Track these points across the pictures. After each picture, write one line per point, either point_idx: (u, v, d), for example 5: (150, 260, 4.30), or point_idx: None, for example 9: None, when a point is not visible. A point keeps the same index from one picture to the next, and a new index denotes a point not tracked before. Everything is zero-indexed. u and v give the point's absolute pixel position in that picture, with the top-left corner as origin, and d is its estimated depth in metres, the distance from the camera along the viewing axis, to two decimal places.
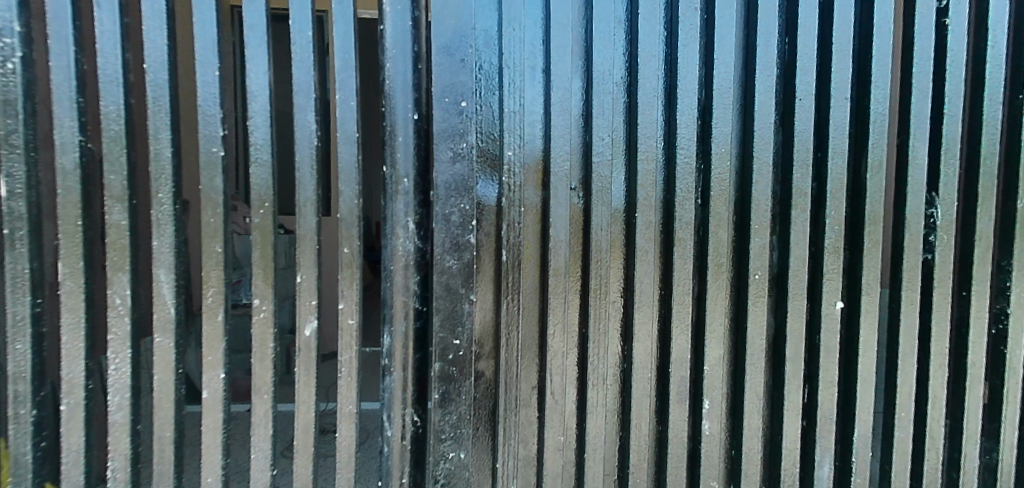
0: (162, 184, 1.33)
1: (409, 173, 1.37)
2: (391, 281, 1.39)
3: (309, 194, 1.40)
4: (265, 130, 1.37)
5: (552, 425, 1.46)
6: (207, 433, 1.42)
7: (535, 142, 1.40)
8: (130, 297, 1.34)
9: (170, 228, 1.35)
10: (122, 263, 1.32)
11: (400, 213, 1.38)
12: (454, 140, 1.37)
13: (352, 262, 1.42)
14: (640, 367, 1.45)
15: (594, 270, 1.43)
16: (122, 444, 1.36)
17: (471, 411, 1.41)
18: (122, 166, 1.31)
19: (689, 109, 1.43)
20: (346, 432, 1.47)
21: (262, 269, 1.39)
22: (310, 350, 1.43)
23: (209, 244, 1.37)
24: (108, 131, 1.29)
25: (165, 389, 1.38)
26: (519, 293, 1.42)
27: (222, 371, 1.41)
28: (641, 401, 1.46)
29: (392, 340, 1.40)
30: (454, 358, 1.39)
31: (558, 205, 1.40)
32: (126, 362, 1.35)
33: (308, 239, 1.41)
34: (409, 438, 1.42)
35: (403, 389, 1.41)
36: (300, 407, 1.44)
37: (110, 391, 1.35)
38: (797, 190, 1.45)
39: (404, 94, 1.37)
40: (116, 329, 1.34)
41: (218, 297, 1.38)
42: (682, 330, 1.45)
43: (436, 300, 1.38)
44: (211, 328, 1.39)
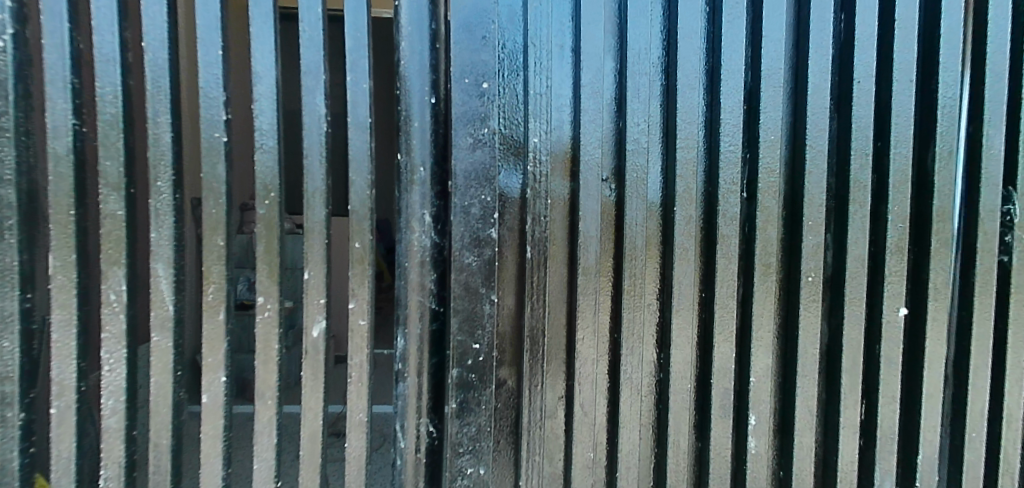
0: (161, 172, 1.24)
1: (426, 161, 1.26)
2: (406, 278, 1.27)
3: (318, 184, 1.29)
4: (271, 113, 1.27)
5: (580, 439, 1.32)
6: (206, 442, 1.31)
7: (563, 128, 1.29)
8: (125, 293, 1.25)
9: (169, 219, 1.25)
10: (117, 256, 1.23)
11: (416, 205, 1.27)
12: (474, 125, 1.25)
13: (364, 257, 1.31)
14: (678, 379, 1.31)
15: (627, 268, 1.29)
16: (115, 451, 1.26)
17: (491, 422, 1.28)
18: (118, 151, 1.21)
19: (735, 91, 1.29)
20: (356, 444, 1.35)
21: (267, 265, 1.29)
22: (317, 353, 1.32)
23: (211, 238, 1.27)
24: (103, 114, 1.20)
25: (162, 393, 1.28)
26: (545, 293, 1.29)
27: (223, 375, 1.30)
28: (679, 415, 1.32)
29: (406, 343, 1.28)
30: (474, 364, 1.26)
31: (588, 197, 1.28)
32: (120, 363, 1.26)
33: (317, 233, 1.31)
34: (424, 451, 1.30)
35: (417, 396, 1.29)
36: (306, 415, 1.32)
37: (104, 393, 1.25)
38: (855, 182, 1.30)
39: (421, 75, 1.26)
40: (110, 327, 1.24)
41: (219, 294, 1.28)
42: (724, 337, 1.31)
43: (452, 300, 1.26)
44: (211, 328, 1.29)
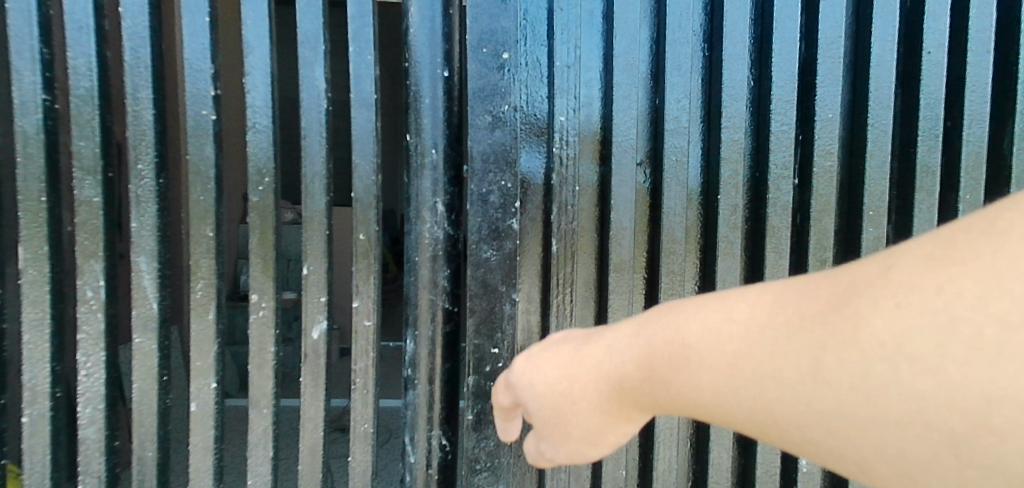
0: (142, 153, 1.10)
1: (437, 143, 1.13)
2: (415, 275, 1.14)
3: (317, 169, 1.16)
4: (264, 88, 1.13)
5: (609, 457, 1.16)
6: (194, 455, 1.17)
7: (592, 104, 1.15)
8: (103, 289, 1.12)
9: (152, 207, 1.11)
10: (94, 248, 1.10)
11: (427, 192, 1.13)
12: (493, 101, 1.10)
13: (369, 251, 1.18)
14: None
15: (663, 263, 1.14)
16: (93, 466, 1.13)
17: (513, 437, 1.13)
18: (94, 130, 1.09)
19: (789, 62, 1.13)
20: (360, 457, 1.21)
21: (260, 259, 1.15)
22: (318, 357, 1.18)
23: (198, 228, 1.14)
24: (76, 89, 1.08)
25: (145, 401, 1.15)
26: (572, 291, 1.15)
27: (212, 381, 1.17)
28: (723, 430, 1.16)
29: (416, 346, 1.15)
30: (493, 371, 1.12)
31: (621, 183, 1.13)
32: (98, 368, 1.13)
33: (316, 224, 1.17)
34: (436, 467, 1.17)
35: (428, 406, 1.16)
36: (305, 425, 1.19)
37: (81, 401, 1.12)
38: (922, 167, 1.15)
39: (432, 45, 1.11)
40: (86, 327, 1.11)
41: (209, 291, 1.15)
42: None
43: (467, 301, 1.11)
44: (200, 328, 1.16)
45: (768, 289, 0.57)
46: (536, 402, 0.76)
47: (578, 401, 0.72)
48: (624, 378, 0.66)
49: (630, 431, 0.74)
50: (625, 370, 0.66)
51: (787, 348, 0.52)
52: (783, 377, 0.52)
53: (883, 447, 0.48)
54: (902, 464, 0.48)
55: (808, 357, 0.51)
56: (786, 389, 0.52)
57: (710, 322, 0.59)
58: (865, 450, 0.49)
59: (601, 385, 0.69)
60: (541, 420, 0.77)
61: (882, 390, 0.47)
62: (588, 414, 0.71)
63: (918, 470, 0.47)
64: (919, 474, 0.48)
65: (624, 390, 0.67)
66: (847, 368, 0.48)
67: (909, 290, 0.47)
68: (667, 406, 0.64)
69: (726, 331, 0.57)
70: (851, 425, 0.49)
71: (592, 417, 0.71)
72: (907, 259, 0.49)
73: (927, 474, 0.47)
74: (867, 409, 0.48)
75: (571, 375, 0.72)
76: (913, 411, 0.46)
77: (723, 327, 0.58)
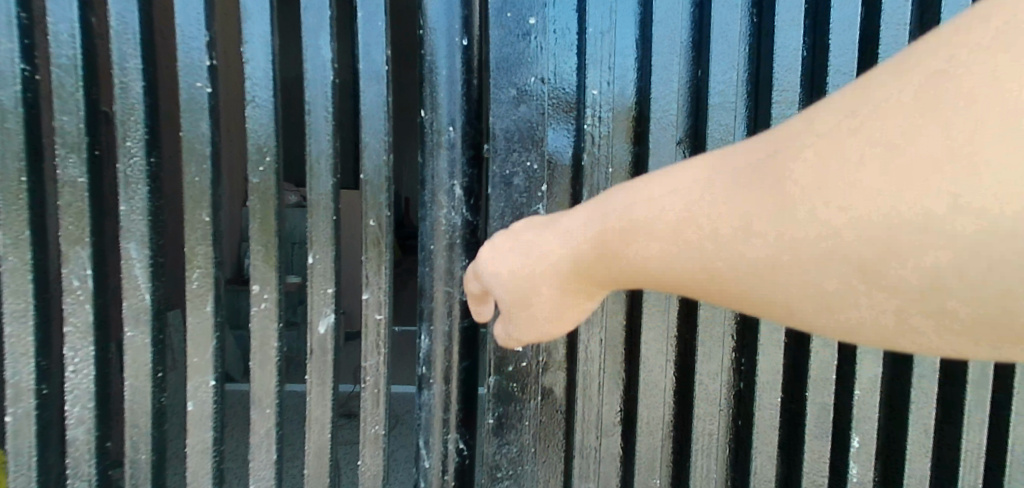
0: (130, 129, 1.00)
1: (455, 120, 1.02)
2: (430, 265, 1.04)
3: (324, 147, 1.06)
4: (265, 58, 1.03)
5: (641, 465, 1.05)
6: (192, 457, 1.09)
7: (627, 77, 1.02)
8: (91, 279, 1.02)
9: (142, 188, 1.02)
10: (80, 234, 1.01)
11: (443, 173, 1.03)
12: (518, 73, 1.01)
13: (380, 238, 1.07)
14: (766, 392, 1.04)
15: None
16: (82, 469, 1.05)
17: (537, 443, 1.05)
18: (77, 104, 0.98)
19: (851, 29, 1.01)
20: (371, 461, 1.12)
21: (261, 246, 1.06)
22: (324, 353, 1.09)
23: (193, 212, 1.04)
24: (58, 58, 0.98)
25: (138, 400, 1.06)
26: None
27: (210, 379, 1.08)
28: (767, 437, 1.05)
29: (430, 343, 1.05)
30: (516, 371, 1.03)
31: (659, 165, 1.01)
32: (87, 363, 1.04)
33: (321, 208, 1.07)
34: (452, 473, 1.08)
35: (444, 407, 1.07)
36: (312, 426, 1.10)
37: (69, 399, 1.04)
38: None
39: (450, 11, 1.01)
40: (73, 320, 1.02)
41: (206, 281, 1.06)
42: (825, 342, 1.03)
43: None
44: (197, 321, 1.06)
45: (710, 155, 0.59)
46: (507, 292, 0.74)
47: (540, 285, 0.72)
48: (580, 256, 0.68)
49: (588, 310, 0.76)
50: (583, 248, 0.67)
51: (727, 201, 0.55)
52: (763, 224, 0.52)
53: (808, 287, 0.52)
54: (826, 302, 0.52)
55: (743, 203, 0.54)
56: (749, 235, 0.53)
57: (657, 187, 0.61)
58: (799, 290, 0.53)
59: (556, 265, 0.70)
60: (504, 311, 0.77)
61: (817, 229, 0.49)
62: (552, 298, 0.72)
63: (843, 305, 0.51)
64: (839, 310, 0.52)
65: (585, 268, 0.69)
66: (779, 210, 0.51)
67: (846, 128, 0.49)
68: (621, 276, 0.66)
69: (671, 194, 0.59)
70: (779, 265, 0.53)
71: (558, 299, 0.72)
72: (832, 109, 0.51)
73: (843, 311, 0.52)
74: (794, 249, 0.51)
75: (525, 258, 0.72)
76: (837, 244, 0.49)
77: (668, 190, 0.59)
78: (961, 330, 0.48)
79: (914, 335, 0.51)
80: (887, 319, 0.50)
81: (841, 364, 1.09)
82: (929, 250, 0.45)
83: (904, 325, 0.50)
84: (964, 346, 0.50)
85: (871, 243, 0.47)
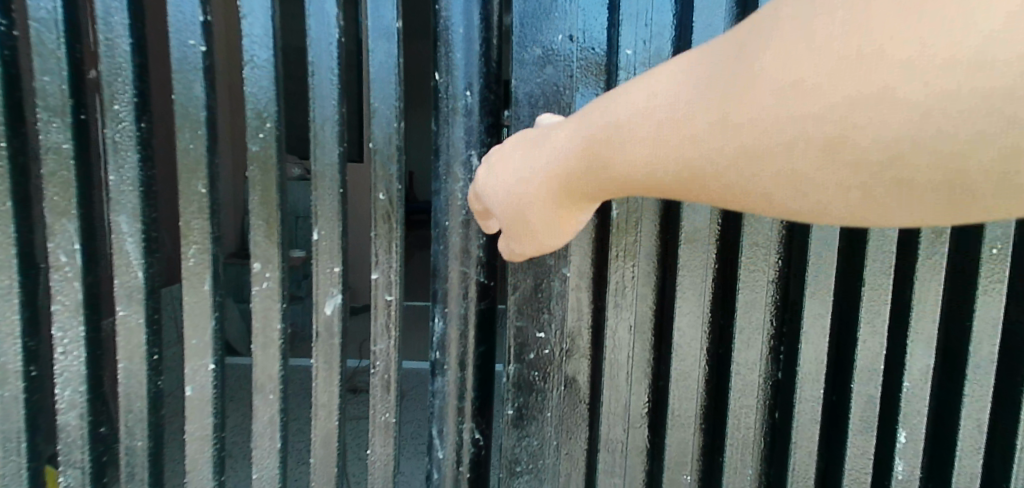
0: (118, 91, 0.92)
1: (472, 83, 0.94)
2: (445, 243, 0.96)
3: (329, 113, 0.97)
4: (264, 15, 0.95)
5: (671, 459, 0.98)
6: (191, 445, 1.02)
7: (666, 33, 0.90)
8: (79, 255, 0.95)
9: (132, 156, 0.94)
10: (66, 205, 0.93)
11: (460, 143, 0.94)
12: (543, 32, 0.92)
13: (391, 213, 0.99)
14: (809, 384, 0.96)
15: (745, 232, 0.93)
16: (75, 456, 0.98)
17: (559, 434, 0.98)
18: (59, 64, 0.91)
19: None
20: (380, 451, 1.05)
21: (262, 221, 0.97)
22: (331, 335, 1.01)
23: (188, 183, 0.96)
24: (37, 13, 0.90)
25: (132, 384, 0.99)
26: (631, 265, 0.94)
27: (210, 362, 1.00)
28: (808, 432, 0.97)
29: (444, 327, 0.98)
30: (536, 359, 0.96)
31: None
32: (77, 345, 0.97)
33: (326, 179, 0.98)
34: (467, 464, 1.01)
35: (459, 395, 0.99)
36: (318, 414, 1.03)
37: (59, 382, 0.97)
38: None
39: None
40: (61, 298, 0.95)
41: (203, 258, 0.98)
42: (874, 331, 0.94)
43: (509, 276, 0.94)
44: (193, 301, 0.99)
45: (683, 55, 0.59)
46: (502, 208, 0.75)
47: (531, 200, 0.71)
48: (568, 167, 0.68)
49: (582, 224, 0.76)
50: (568, 160, 0.67)
51: (700, 97, 0.56)
52: (736, 110, 0.53)
53: (784, 167, 0.53)
54: (803, 185, 0.53)
55: (715, 96, 0.54)
56: (724, 124, 0.54)
57: (632, 94, 0.61)
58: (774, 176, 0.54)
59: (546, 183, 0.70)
60: (503, 227, 0.76)
61: (785, 114, 0.51)
62: (544, 214, 0.72)
63: (819, 186, 0.52)
64: (812, 190, 0.53)
65: (571, 181, 0.69)
66: (747, 101, 0.52)
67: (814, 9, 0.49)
68: (611, 183, 0.66)
69: (649, 96, 0.60)
70: (750, 151, 0.54)
71: (549, 216, 0.72)
72: None
73: (817, 191, 0.53)
74: (764, 135, 0.52)
75: (519, 179, 0.72)
76: (807, 124, 0.50)
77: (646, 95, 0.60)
78: (925, 197, 0.50)
79: (886, 207, 0.52)
80: (855, 197, 0.52)
81: (889, 354, 1.01)
82: (897, 115, 0.47)
83: (874, 194, 0.51)
84: (936, 214, 0.51)
85: (833, 116, 0.49)
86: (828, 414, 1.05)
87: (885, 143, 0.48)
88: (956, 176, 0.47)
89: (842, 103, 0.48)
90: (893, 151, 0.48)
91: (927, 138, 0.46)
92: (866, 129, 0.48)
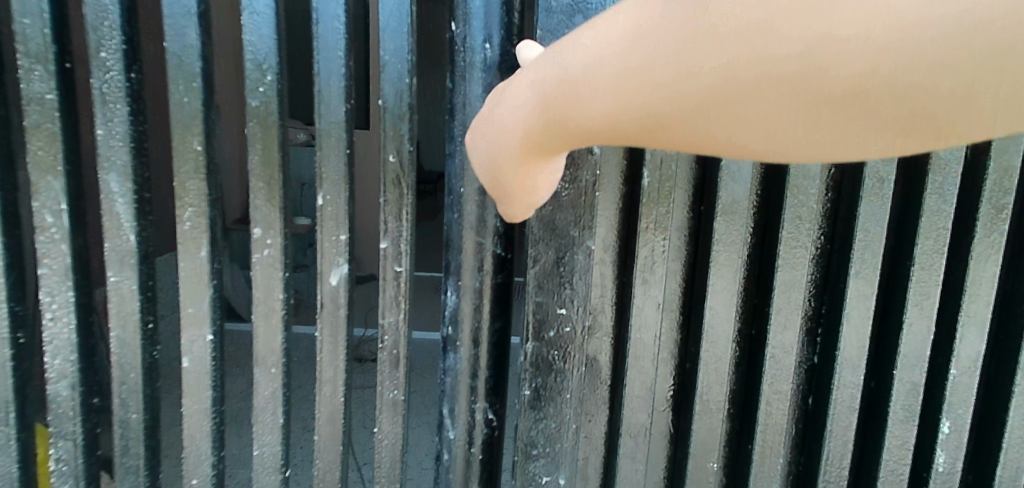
0: (104, 37, 0.84)
1: (492, 35, 0.85)
2: (460, 210, 0.89)
3: (335, 66, 0.89)
4: None
5: (697, 446, 0.92)
6: (189, 419, 0.96)
7: None
8: (67, 215, 0.88)
9: (122, 109, 0.86)
10: (51, 161, 0.86)
11: (476, 101, 0.86)
12: None
13: (402, 177, 0.91)
14: (850, 369, 0.89)
15: (788, 204, 0.85)
16: (66, 427, 0.93)
17: (579, 417, 0.92)
18: (40, 4, 0.83)
19: None
20: (388, 428, 0.99)
21: (264, 183, 0.90)
22: (337, 307, 0.95)
23: (183, 140, 0.88)
24: None
25: (125, 354, 0.93)
26: (662, 238, 0.87)
27: (210, 332, 0.94)
28: (844, 420, 0.90)
29: (458, 302, 0.91)
30: (557, 337, 0.89)
31: None
32: (66, 311, 0.91)
33: (332, 138, 0.91)
34: (479, 445, 0.95)
35: (472, 374, 0.93)
36: (323, 389, 0.97)
37: (48, 350, 0.91)
38: None
39: None
40: (48, 261, 0.88)
41: (199, 222, 0.91)
42: (922, 313, 0.87)
43: (529, 247, 0.87)
44: (190, 267, 0.92)
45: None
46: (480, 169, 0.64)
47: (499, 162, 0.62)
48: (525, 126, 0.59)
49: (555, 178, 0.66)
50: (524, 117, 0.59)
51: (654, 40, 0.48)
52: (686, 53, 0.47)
53: (745, 114, 0.47)
54: (776, 128, 0.47)
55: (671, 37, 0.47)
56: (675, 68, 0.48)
57: (583, 39, 0.54)
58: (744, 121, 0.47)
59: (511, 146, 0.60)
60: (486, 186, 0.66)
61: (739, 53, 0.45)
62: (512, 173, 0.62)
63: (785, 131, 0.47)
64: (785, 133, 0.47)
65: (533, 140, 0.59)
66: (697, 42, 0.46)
67: None
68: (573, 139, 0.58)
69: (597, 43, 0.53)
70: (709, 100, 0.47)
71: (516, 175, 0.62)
72: None
73: (790, 134, 0.47)
74: (728, 76, 0.46)
75: (487, 142, 0.62)
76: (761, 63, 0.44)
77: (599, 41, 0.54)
78: (897, 131, 0.44)
79: (866, 145, 0.46)
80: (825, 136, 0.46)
81: (935, 339, 0.93)
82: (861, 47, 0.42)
83: (843, 134, 0.45)
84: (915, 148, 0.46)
85: (797, 51, 0.43)
86: (866, 400, 0.98)
87: (856, 74, 0.42)
88: (942, 98, 0.42)
89: (808, 34, 0.43)
90: (865, 84, 0.42)
91: (900, 65, 0.41)
92: (828, 66, 0.43)
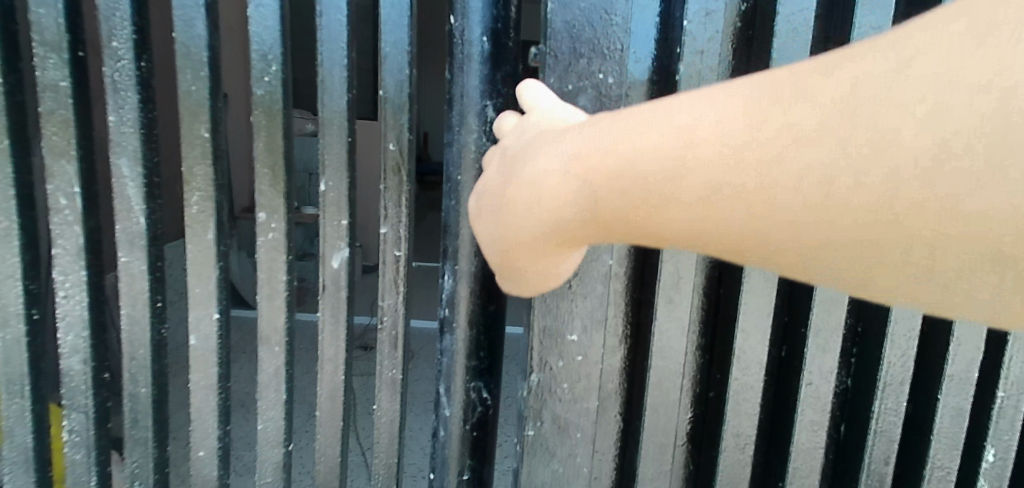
0: (115, 27, 0.87)
1: (488, 28, 0.88)
2: (456, 197, 0.93)
3: (337, 57, 0.92)
4: None
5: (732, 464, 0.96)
6: (195, 393, 1.00)
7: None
8: (79, 198, 0.92)
9: (132, 97, 0.90)
10: (65, 145, 0.89)
11: (473, 92, 0.89)
12: None
13: (401, 165, 0.95)
14: (890, 396, 0.92)
15: None
16: (79, 400, 0.97)
17: (589, 461, 0.97)
18: None
19: None
20: (387, 406, 1.03)
21: (268, 169, 0.94)
22: (339, 289, 0.99)
23: (191, 127, 0.92)
24: None
25: (135, 330, 0.97)
26: (689, 254, 0.89)
27: (215, 312, 0.98)
28: (884, 448, 0.94)
29: (454, 285, 0.95)
30: (565, 368, 0.93)
31: None
32: (79, 289, 0.95)
33: (335, 127, 0.94)
34: (473, 422, 0.99)
35: (467, 354, 0.97)
36: (324, 368, 1.01)
37: (62, 327, 0.95)
38: None
39: None
40: (61, 242, 0.92)
41: (207, 207, 0.95)
42: (970, 332, 0.90)
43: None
44: (198, 249, 0.96)
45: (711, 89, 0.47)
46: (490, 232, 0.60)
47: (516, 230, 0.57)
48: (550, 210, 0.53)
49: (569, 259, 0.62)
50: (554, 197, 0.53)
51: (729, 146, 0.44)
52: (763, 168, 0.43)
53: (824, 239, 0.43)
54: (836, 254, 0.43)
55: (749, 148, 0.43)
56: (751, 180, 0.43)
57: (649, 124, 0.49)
58: (826, 248, 0.43)
59: (546, 231, 0.55)
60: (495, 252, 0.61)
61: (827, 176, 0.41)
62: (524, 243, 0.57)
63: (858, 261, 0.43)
64: (859, 262, 0.42)
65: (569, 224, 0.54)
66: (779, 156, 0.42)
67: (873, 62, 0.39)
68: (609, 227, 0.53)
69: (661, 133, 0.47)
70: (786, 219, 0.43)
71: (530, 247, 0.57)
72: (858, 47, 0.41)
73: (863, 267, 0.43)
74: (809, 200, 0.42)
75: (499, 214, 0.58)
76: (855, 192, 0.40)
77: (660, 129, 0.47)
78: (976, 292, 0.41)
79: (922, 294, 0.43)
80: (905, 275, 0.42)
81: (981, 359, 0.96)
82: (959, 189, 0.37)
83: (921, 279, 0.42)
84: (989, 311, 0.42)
85: (897, 187, 0.38)
86: (911, 416, 1.01)
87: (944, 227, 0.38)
88: None
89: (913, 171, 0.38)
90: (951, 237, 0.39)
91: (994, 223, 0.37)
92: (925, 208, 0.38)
